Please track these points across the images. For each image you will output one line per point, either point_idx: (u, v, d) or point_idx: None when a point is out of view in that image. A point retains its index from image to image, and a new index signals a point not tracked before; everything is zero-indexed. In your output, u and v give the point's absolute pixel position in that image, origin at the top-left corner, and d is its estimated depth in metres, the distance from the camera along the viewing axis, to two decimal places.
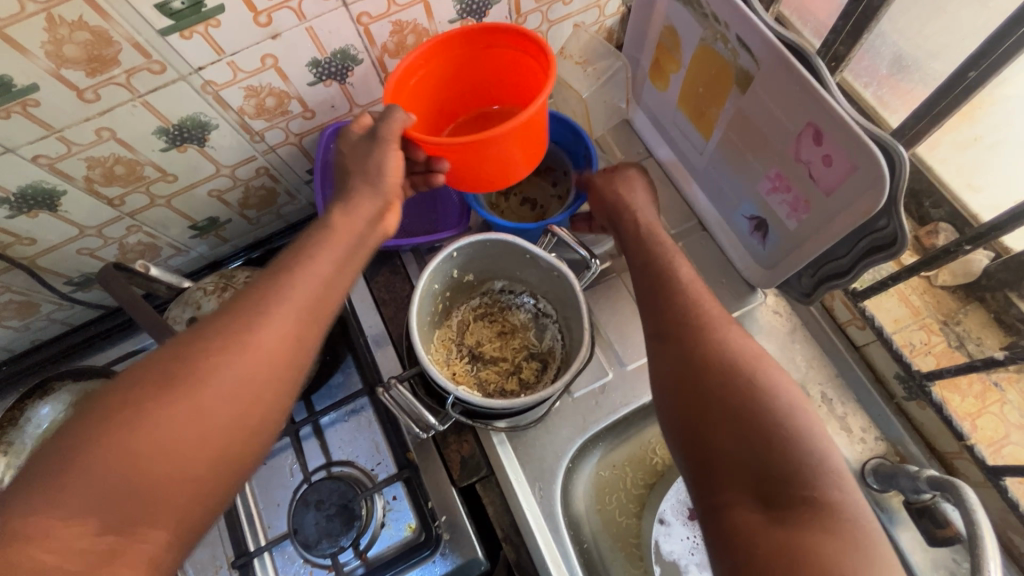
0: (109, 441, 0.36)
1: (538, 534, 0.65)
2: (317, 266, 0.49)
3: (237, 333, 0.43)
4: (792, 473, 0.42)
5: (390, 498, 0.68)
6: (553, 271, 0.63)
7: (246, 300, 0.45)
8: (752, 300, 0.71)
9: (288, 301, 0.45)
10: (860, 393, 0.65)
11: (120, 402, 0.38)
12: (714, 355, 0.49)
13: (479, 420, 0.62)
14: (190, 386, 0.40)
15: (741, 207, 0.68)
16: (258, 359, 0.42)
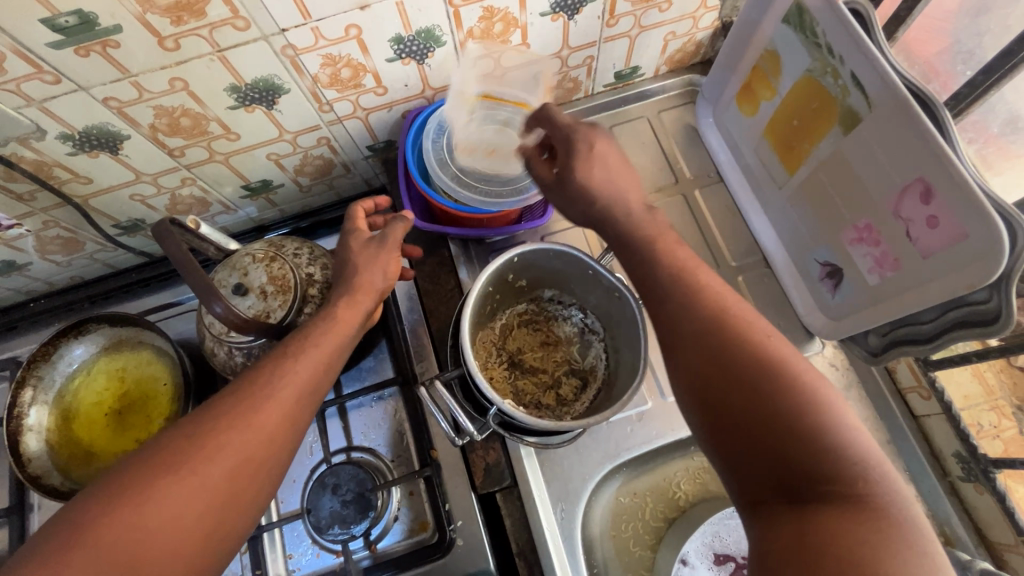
0: (116, 518, 0.38)
1: (555, 555, 0.63)
2: (319, 342, 0.51)
3: (240, 412, 0.45)
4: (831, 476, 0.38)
5: (407, 493, 0.67)
6: (614, 291, 0.60)
7: (248, 378, 0.47)
8: (809, 347, 0.68)
9: (290, 381, 0.48)
10: (912, 464, 0.62)
11: (126, 478, 0.40)
12: (713, 344, 0.44)
13: (514, 431, 0.60)
14: (194, 464, 0.41)
15: (816, 251, 0.64)
16: (259, 435, 0.44)
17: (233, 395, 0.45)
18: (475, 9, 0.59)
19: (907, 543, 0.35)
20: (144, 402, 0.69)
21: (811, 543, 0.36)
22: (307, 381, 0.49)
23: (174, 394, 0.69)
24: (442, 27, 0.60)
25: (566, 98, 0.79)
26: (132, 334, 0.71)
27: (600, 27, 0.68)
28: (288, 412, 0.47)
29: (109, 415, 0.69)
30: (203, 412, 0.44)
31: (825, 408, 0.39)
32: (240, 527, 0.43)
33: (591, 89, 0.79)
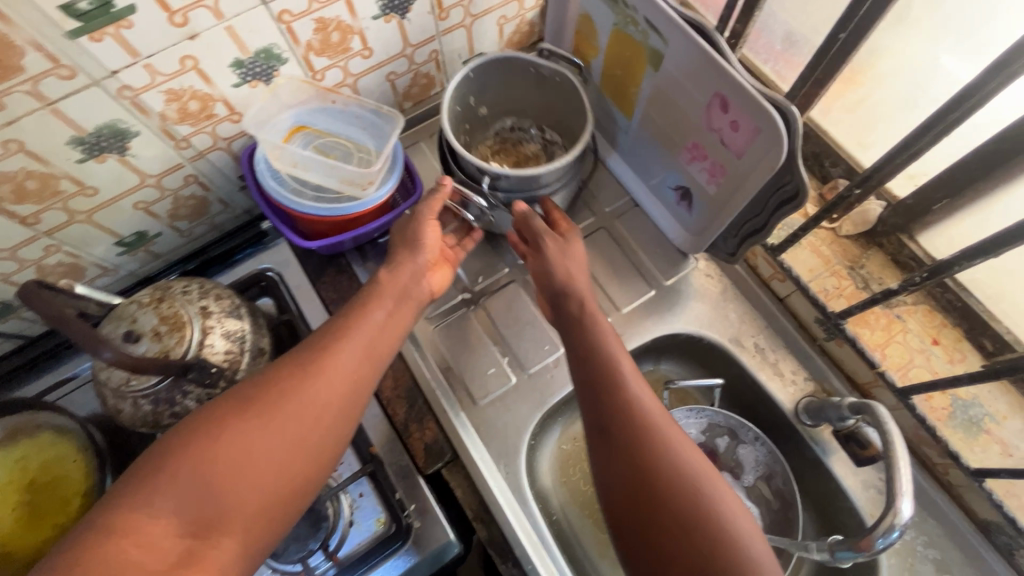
0: (198, 449, 0.46)
1: (507, 508, 0.66)
2: (374, 307, 0.59)
3: (299, 368, 0.52)
4: (707, 500, 0.49)
5: (357, 495, 0.67)
6: (553, 78, 0.73)
7: (325, 326, 0.56)
8: (684, 266, 0.77)
9: (345, 343, 0.55)
10: (788, 339, 0.72)
11: (205, 419, 0.48)
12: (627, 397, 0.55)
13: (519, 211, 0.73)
14: (267, 402, 0.49)
15: (667, 179, 0.73)
16: (323, 387, 0.52)
17: (281, 379, 0.51)
18: (306, 22, 0.62)
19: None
20: (51, 487, 0.65)
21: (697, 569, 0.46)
22: (358, 361, 0.55)
23: (88, 467, 0.66)
24: (279, 45, 0.63)
25: (424, 94, 0.84)
26: (29, 417, 0.68)
27: (434, 22, 0.73)
28: (332, 400, 0.52)
29: (18, 505, 0.64)
30: (275, 367, 0.52)
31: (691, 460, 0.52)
32: (305, 487, 0.50)
33: (445, 82, 0.84)
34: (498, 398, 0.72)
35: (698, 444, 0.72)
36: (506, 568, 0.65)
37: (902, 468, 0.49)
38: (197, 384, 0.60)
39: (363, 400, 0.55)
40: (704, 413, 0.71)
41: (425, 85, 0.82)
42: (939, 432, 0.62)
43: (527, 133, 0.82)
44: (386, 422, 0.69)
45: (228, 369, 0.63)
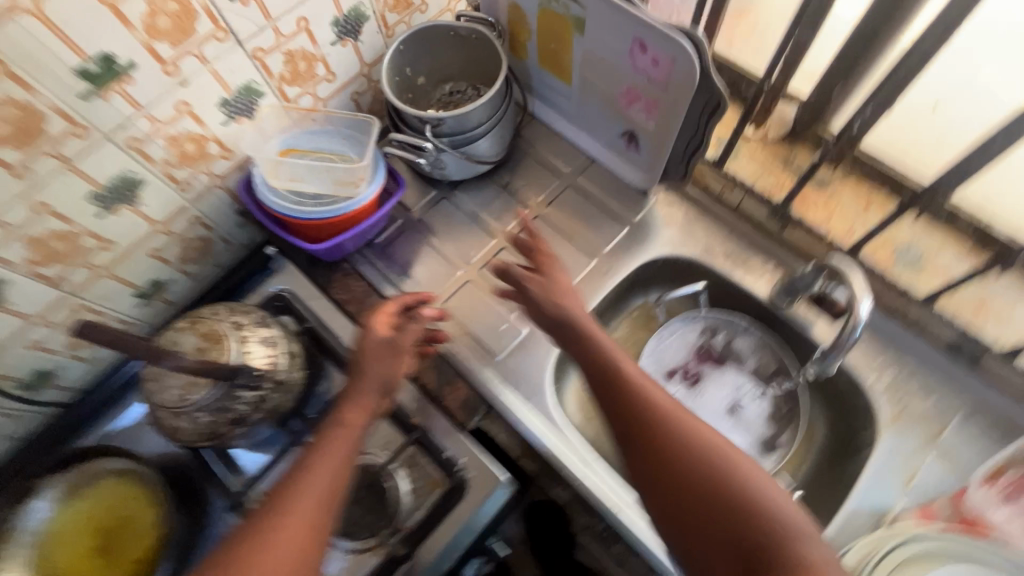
0: None
1: (548, 440, 0.72)
2: (322, 466, 0.58)
3: (244, 558, 0.52)
4: (754, 495, 0.51)
5: (409, 467, 0.72)
6: (472, 36, 0.83)
7: (260, 516, 0.55)
8: (647, 201, 0.86)
9: (295, 520, 0.55)
10: (750, 239, 0.82)
11: None
12: (652, 416, 0.57)
13: (463, 153, 0.83)
14: None
15: (614, 128, 0.83)
16: (272, 563, 0.52)
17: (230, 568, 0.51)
18: (277, 56, 0.71)
19: (800, 562, 0.47)
20: (123, 527, 0.68)
21: None
22: (303, 527, 0.54)
23: (157, 503, 0.69)
24: (258, 80, 0.71)
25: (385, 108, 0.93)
26: (80, 473, 0.70)
27: (384, 40, 0.83)
28: (296, 549, 0.53)
29: (93, 556, 0.67)
30: (224, 554, 0.53)
31: (738, 475, 0.53)
32: None
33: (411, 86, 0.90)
34: (516, 351, 0.80)
35: (698, 343, 0.85)
36: (560, 490, 0.75)
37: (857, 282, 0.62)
38: (249, 388, 0.66)
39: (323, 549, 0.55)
40: (698, 318, 0.84)
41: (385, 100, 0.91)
42: (890, 272, 0.75)
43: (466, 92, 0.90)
44: (420, 393, 0.75)
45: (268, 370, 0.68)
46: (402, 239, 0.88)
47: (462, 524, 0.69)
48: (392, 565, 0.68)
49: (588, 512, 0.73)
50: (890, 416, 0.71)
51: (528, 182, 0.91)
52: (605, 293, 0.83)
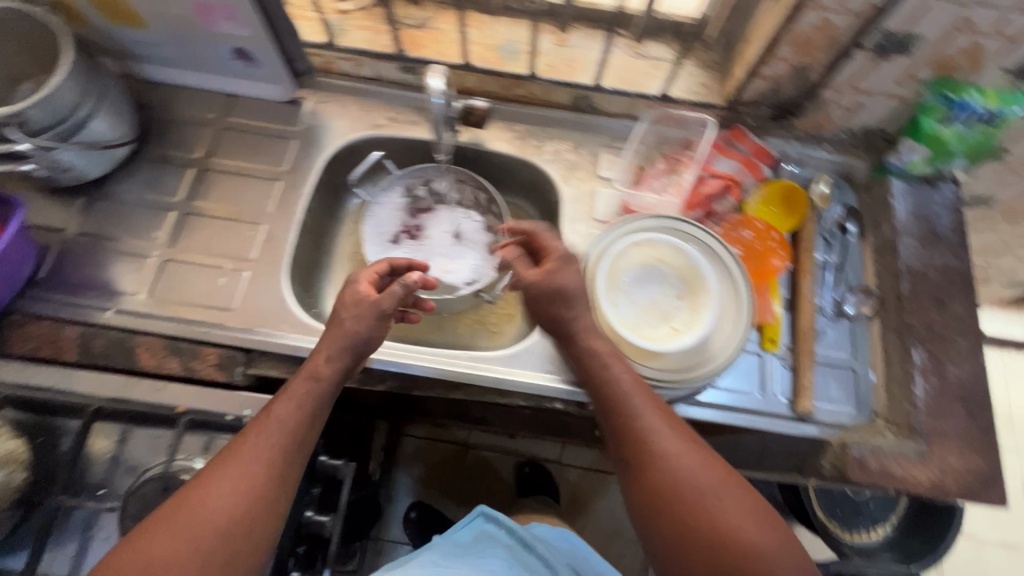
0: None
1: (315, 346, 0.74)
2: (258, 443, 0.58)
3: (186, 506, 0.54)
4: (763, 562, 0.51)
5: (206, 454, 0.69)
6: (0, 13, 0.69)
7: (210, 469, 0.57)
8: (300, 109, 0.88)
9: (235, 469, 0.56)
10: (401, 99, 0.89)
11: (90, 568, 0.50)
12: (661, 469, 0.57)
13: (76, 143, 0.74)
14: (158, 519, 0.53)
15: (221, 52, 0.81)
16: (211, 508, 0.54)
17: (148, 535, 0.52)
18: None
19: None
20: None
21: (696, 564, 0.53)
22: (240, 484, 0.56)
23: None
24: None
25: None
26: None
27: None
28: (235, 507, 0.55)
29: None
30: (149, 528, 0.53)
31: (726, 520, 0.54)
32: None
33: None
34: (246, 293, 0.77)
35: (406, 202, 0.86)
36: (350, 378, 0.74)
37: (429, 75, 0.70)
38: None
39: (268, 515, 0.56)
40: (395, 181, 0.85)
41: None
42: (501, 70, 0.84)
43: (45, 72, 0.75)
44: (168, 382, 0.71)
45: None
46: (72, 260, 0.77)
47: None
48: None
49: (382, 381, 0.75)
50: (561, 177, 0.86)
51: (179, 144, 0.86)
52: (304, 202, 0.83)
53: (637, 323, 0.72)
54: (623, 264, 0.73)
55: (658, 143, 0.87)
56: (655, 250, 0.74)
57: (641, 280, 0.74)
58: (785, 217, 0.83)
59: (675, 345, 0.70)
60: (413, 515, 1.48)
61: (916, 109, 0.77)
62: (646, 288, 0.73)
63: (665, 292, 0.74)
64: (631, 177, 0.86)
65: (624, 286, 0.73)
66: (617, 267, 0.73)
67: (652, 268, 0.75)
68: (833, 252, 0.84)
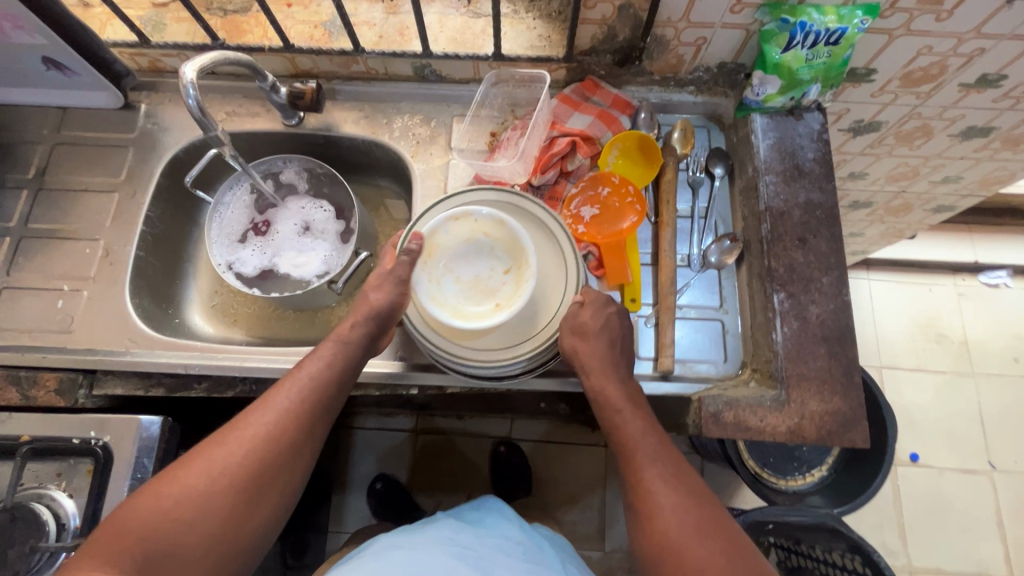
0: (189, 461, 0.58)
1: (157, 357, 0.72)
2: (301, 394, 0.63)
3: (228, 438, 0.60)
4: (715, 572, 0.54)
5: (58, 478, 0.70)
6: None
7: (255, 405, 0.63)
8: (136, 113, 0.84)
9: (274, 412, 0.62)
10: (239, 90, 0.85)
11: (196, 449, 0.60)
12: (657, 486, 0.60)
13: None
14: (201, 449, 0.59)
15: (29, 62, 0.77)
16: (245, 446, 0.59)
17: (245, 421, 0.61)
18: None
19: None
20: None
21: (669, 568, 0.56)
22: (279, 424, 0.61)
23: None
24: None
25: None
26: None
27: None
28: (270, 446, 0.60)
29: None
30: (251, 410, 0.62)
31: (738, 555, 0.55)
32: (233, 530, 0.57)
33: None
34: (86, 314, 0.75)
35: (253, 198, 0.83)
36: (197, 389, 0.72)
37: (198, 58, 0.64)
38: None
39: (296, 460, 0.62)
40: (238, 179, 0.82)
41: None
42: (329, 48, 0.79)
43: None
44: (4, 414, 0.69)
45: None
46: None
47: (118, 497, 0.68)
48: None
49: (230, 387, 0.73)
50: (411, 154, 0.83)
51: (13, 165, 0.82)
52: (144, 211, 0.80)
53: (456, 300, 0.70)
54: (446, 240, 0.72)
55: (509, 105, 0.83)
56: (481, 223, 0.71)
57: (470, 255, 0.72)
58: (643, 169, 0.79)
59: (486, 321, 0.67)
60: (378, 487, 1.51)
61: (760, 37, 0.71)
62: (474, 264, 0.72)
63: (492, 268, 0.71)
64: (482, 146, 0.82)
65: (447, 262, 0.72)
66: (434, 241, 0.71)
67: (480, 244, 0.72)
68: (696, 199, 0.80)
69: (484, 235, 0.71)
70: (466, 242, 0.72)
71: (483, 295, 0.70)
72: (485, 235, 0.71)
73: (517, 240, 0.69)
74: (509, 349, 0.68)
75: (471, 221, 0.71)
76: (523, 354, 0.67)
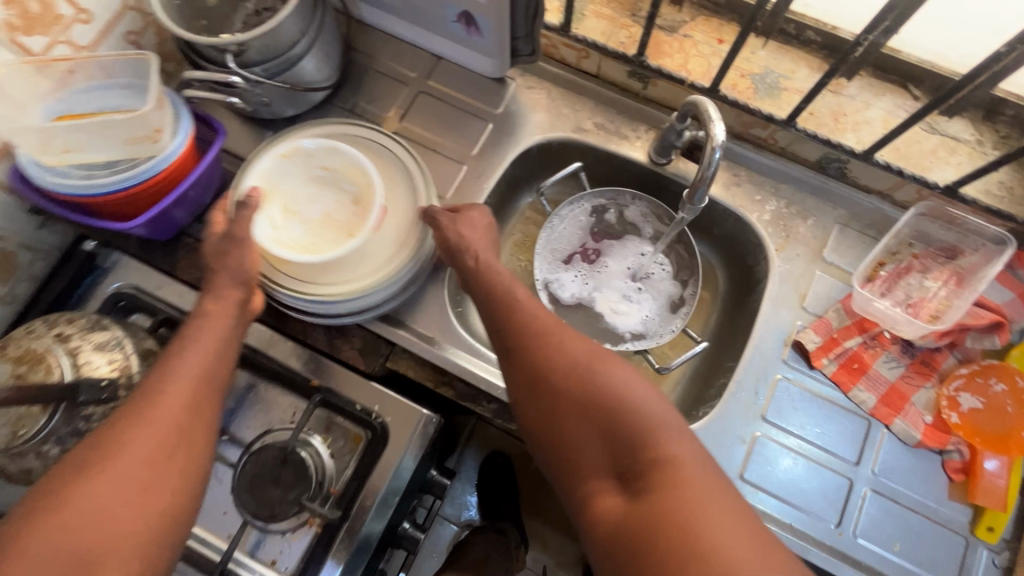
0: (74, 491, 0.43)
1: (459, 362, 0.69)
2: (186, 357, 0.53)
3: (138, 412, 0.48)
4: (740, 535, 0.43)
5: (325, 431, 0.68)
6: None
7: (132, 402, 0.49)
8: (505, 89, 0.80)
9: (176, 383, 0.50)
10: (616, 105, 0.78)
11: (78, 459, 0.45)
12: (653, 439, 0.49)
13: (284, 82, 0.71)
14: (101, 463, 0.45)
15: (447, 13, 0.72)
16: (161, 416, 0.48)
17: (115, 425, 0.47)
18: None
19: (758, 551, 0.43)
20: None
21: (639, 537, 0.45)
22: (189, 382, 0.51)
23: None
24: None
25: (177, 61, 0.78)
26: None
27: None
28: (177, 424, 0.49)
29: None
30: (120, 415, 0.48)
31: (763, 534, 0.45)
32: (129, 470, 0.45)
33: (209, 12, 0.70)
34: None
35: (590, 223, 0.77)
36: (484, 408, 0.69)
37: (712, 114, 0.56)
38: (95, 403, 0.57)
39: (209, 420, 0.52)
40: (583, 198, 0.75)
41: (173, 49, 0.76)
42: (752, 106, 0.69)
43: (276, 7, 0.70)
44: (310, 352, 0.69)
45: (115, 376, 0.59)
46: None
47: (385, 484, 0.65)
48: (330, 531, 0.65)
49: (517, 420, 0.68)
50: (777, 246, 0.72)
51: (375, 99, 0.80)
52: (484, 196, 0.76)
53: (319, 245, 0.68)
54: (279, 182, 0.69)
55: (912, 239, 0.70)
56: (315, 155, 0.69)
57: (310, 196, 0.70)
58: None
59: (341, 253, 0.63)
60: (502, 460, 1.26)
61: None
62: (317, 203, 0.70)
63: (339, 201, 0.69)
64: (866, 271, 0.70)
65: (284, 206, 0.69)
66: (268, 189, 0.67)
67: (320, 179, 0.70)
68: None
69: (323, 169, 0.69)
70: (311, 186, 0.70)
71: (337, 229, 0.69)
72: (330, 164, 0.69)
73: (355, 168, 0.67)
74: (347, 275, 0.66)
75: (302, 155, 0.68)
76: (403, 265, 0.67)
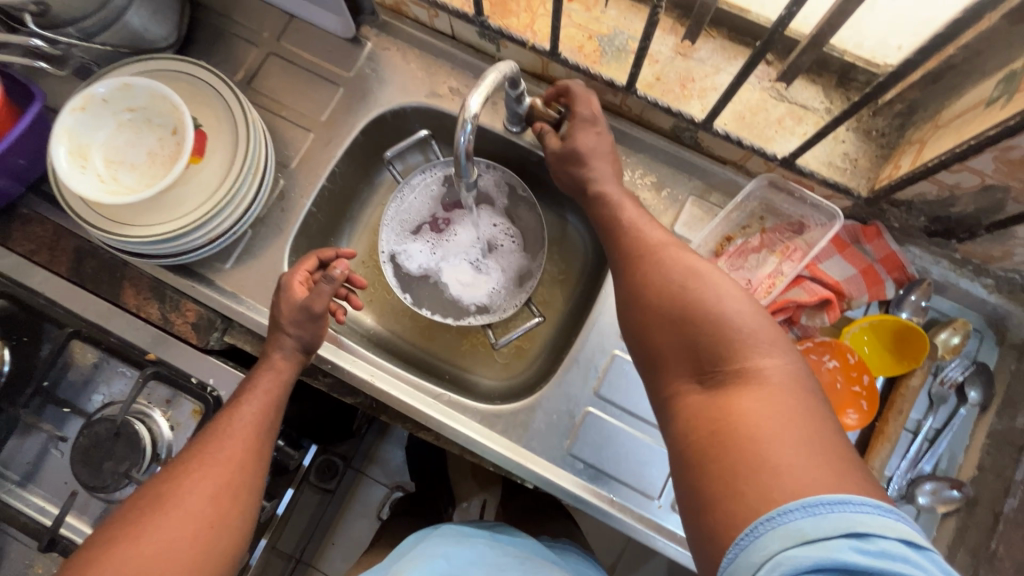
0: (143, 522, 0.49)
1: None
2: (240, 415, 0.57)
3: (194, 462, 0.54)
4: (740, 347, 0.44)
5: (166, 405, 0.67)
6: None
7: (192, 454, 0.54)
8: (359, 51, 0.75)
9: (231, 436, 0.56)
10: (472, 68, 0.74)
11: (142, 507, 0.51)
12: (657, 268, 0.51)
13: (104, 42, 0.66)
14: (159, 504, 0.51)
15: None
16: (215, 474, 0.53)
17: (176, 476, 0.53)
18: None
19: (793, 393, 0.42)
20: None
21: (716, 416, 0.42)
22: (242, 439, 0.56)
23: None
24: None
25: None
26: None
27: None
28: (231, 463, 0.54)
29: None
30: (177, 468, 0.53)
31: (744, 349, 0.44)
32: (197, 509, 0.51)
33: None
34: (244, 253, 0.72)
35: (443, 193, 0.74)
36: (320, 381, 0.69)
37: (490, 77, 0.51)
38: None
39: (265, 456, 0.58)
40: (434, 167, 0.73)
41: None
42: (596, 72, 0.66)
43: None
44: (145, 325, 0.68)
45: None
46: None
47: None
48: None
49: (352, 394, 0.70)
50: None
51: (220, 60, 0.76)
52: (331, 166, 0.74)
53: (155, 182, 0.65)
54: (92, 136, 0.65)
55: (762, 212, 0.68)
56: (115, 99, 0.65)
57: (129, 142, 0.66)
58: (887, 359, 0.65)
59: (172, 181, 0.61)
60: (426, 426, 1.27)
61: None
62: (138, 146, 0.66)
63: (159, 138, 0.66)
64: (711, 246, 0.68)
65: (105, 160, 0.65)
66: (82, 147, 0.64)
67: (133, 124, 0.66)
68: (928, 416, 0.65)
69: (130, 112, 0.66)
70: (126, 133, 0.66)
71: (166, 165, 0.66)
72: (133, 99, 0.65)
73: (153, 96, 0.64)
74: (186, 207, 0.66)
75: (101, 103, 0.64)
76: (246, 184, 0.66)
